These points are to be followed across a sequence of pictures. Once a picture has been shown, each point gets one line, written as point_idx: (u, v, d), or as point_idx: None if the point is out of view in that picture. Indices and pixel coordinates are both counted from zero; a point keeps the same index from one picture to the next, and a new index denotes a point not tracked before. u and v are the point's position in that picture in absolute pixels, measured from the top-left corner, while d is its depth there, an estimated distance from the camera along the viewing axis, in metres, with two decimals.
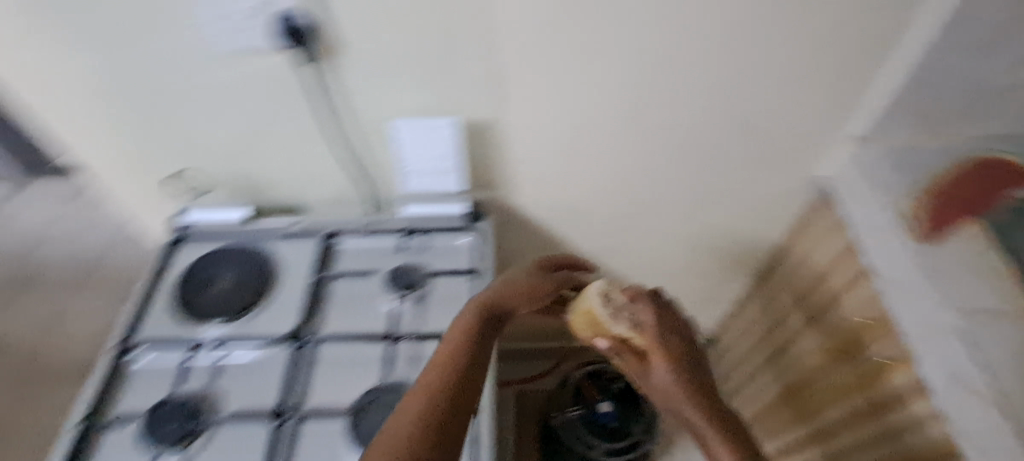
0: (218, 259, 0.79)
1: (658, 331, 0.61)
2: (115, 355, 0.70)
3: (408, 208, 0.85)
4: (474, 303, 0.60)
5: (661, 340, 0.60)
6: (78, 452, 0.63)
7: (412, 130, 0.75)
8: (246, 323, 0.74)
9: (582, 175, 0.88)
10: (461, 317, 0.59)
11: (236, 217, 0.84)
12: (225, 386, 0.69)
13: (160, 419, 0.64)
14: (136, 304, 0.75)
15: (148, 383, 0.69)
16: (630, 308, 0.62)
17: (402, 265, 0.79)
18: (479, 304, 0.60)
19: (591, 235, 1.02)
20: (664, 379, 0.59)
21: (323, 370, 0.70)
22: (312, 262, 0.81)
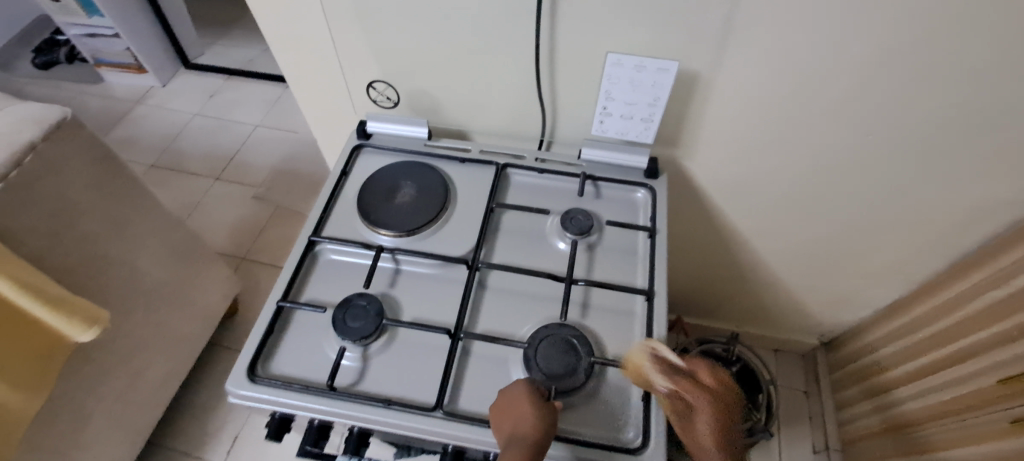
0: (398, 171, 0.81)
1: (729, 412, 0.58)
2: (309, 242, 0.74)
3: (585, 151, 0.82)
4: (524, 391, 0.58)
5: (711, 402, 0.58)
6: (273, 326, 0.67)
7: (615, 79, 0.72)
8: (421, 239, 0.76)
9: (770, 144, 0.82)
10: (513, 390, 0.59)
11: (417, 136, 0.86)
12: (403, 296, 0.72)
13: (349, 316, 0.67)
14: (325, 200, 0.78)
15: (333, 275, 0.73)
16: (666, 367, 0.61)
17: (577, 209, 0.77)
18: (531, 395, 0.58)
19: (752, 209, 0.97)
20: (705, 434, 0.56)
21: (493, 298, 0.72)
22: (486, 193, 0.81)
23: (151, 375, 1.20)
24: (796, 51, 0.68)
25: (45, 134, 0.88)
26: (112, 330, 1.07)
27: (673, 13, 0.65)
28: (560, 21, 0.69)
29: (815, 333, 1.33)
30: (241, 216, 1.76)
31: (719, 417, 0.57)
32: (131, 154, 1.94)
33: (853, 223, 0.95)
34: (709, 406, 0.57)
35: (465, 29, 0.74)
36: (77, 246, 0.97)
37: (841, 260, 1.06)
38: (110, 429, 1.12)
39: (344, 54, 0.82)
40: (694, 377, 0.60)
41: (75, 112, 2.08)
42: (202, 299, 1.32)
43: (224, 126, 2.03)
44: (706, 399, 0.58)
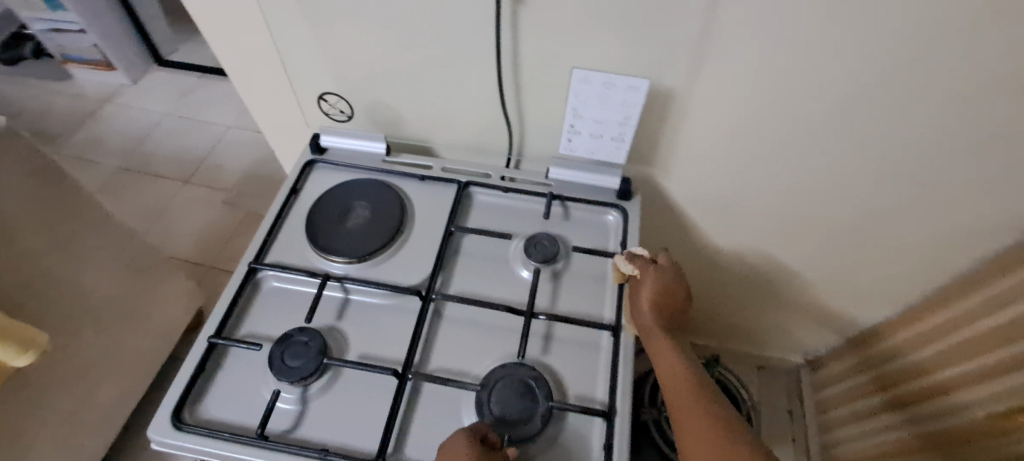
0: (352, 190, 0.75)
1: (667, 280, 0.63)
2: (249, 269, 0.68)
3: (554, 170, 0.76)
4: (465, 438, 0.53)
5: (659, 277, 0.63)
6: (204, 364, 0.62)
7: (582, 97, 0.67)
8: (373, 266, 0.70)
9: (751, 163, 0.77)
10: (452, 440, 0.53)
11: (375, 151, 0.80)
12: (350, 330, 0.66)
13: (287, 353, 0.61)
14: (270, 221, 0.72)
15: (274, 306, 0.67)
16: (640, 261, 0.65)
17: (542, 233, 0.72)
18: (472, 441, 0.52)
19: (733, 229, 0.92)
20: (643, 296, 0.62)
21: (448, 331, 0.66)
22: (446, 214, 0.75)
23: (102, 395, 1.13)
24: (777, 68, 0.63)
25: None
26: (56, 350, 1.00)
27: (643, 24, 0.60)
28: (522, 30, 0.64)
29: (799, 351, 1.28)
30: (210, 222, 1.70)
31: (668, 296, 0.63)
32: (97, 156, 1.87)
33: (838, 244, 0.91)
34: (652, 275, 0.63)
35: (423, 41, 0.69)
36: (13, 262, 0.90)
37: (826, 281, 1.01)
38: (56, 454, 1.06)
39: (293, 61, 0.76)
40: (657, 266, 0.64)
41: (41, 111, 2.00)
42: (161, 312, 1.25)
43: (196, 127, 1.95)
44: (662, 280, 0.63)
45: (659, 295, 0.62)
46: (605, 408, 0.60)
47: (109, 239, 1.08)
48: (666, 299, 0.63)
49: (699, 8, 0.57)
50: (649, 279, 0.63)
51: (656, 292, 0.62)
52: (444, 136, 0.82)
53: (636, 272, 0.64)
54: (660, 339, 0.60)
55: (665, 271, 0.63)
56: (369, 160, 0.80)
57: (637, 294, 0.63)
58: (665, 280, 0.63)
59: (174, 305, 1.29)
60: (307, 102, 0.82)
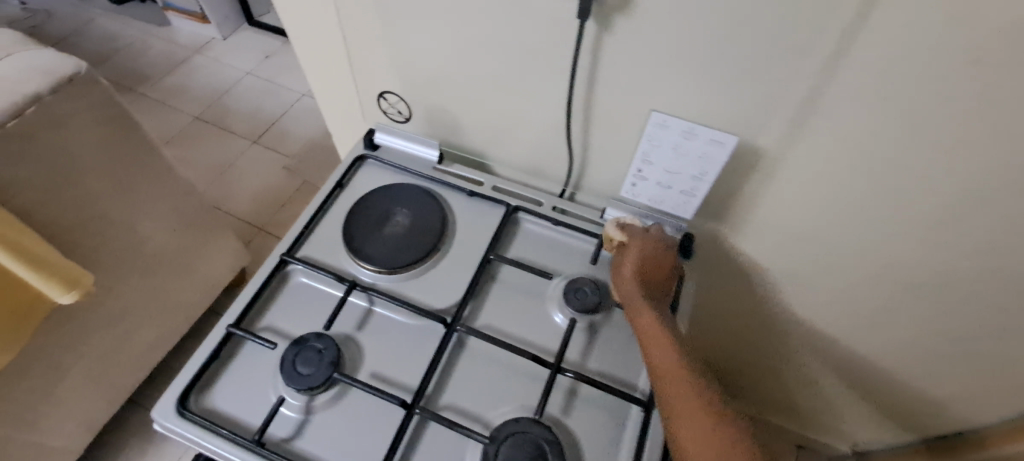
0: (397, 194, 0.72)
1: (655, 251, 0.62)
2: (280, 261, 0.66)
3: (611, 211, 0.69)
4: None
5: (644, 245, 0.63)
6: (217, 353, 0.60)
7: (658, 142, 0.60)
8: (403, 281, 0.66)
9: (838, 241, 0.68)
10: None
11: (428, 158, 0.77)
12: (368, 344, 0.63)
13: (299, 358, 0.59)
14: (310, 213, 0.71)
15: (298, 304, 0.65)
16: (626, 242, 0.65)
17: (585, 278, 0.66)
18: None
19: (801, 303, 0.82)
20: (627, 274, 0.61)
21: (468, 367, 0.62)
22: (488, 237, 0.70)
23: (139, 339, 1.17)
24: (894, 147, 0.53)
25: (53, 87, 0.84)
26: (102, 292, 1.04)
27: (742, 75, 0.52)
28: (602, 61, 0.58)
29: (847, 440, 1.16)
30: (268, 184, 1.74)
31: (655, 266, 0.62)
32: (179, 104, 1.96)
33: (920, 344, 0.79)
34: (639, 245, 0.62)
35: (497, 55, 0.64)
36: (75, 204, 0.93)
37: (898, 379, 0.89)
38: (89, 388, 1.10)
39: (360, 54, 0.73)
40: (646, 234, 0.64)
41: (138, 53, 2.11)
42: (205, 269, 1.28)
43: (272, 90, 2.01)
44: (649, 248, 0.62)
45: (646, 263, 0.62)
46: None
47: (167, 193, 1.11)
48: (653, 269, 0.62)
49: (815, 67, 0.49)
50: (639, 242, 0.63)
51: (641, 260, 0.62)
52: (501, 153, 0.78)
53: (624, 238, 0.64)
54: (644, 313, 0.57)
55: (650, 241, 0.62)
56: (421, 165, 0.77)
57: (623, 261, 0.63)
58: (653, 251, 0.62)
59: (221, 265, 1.33)
60: (369, 96, 0.79)
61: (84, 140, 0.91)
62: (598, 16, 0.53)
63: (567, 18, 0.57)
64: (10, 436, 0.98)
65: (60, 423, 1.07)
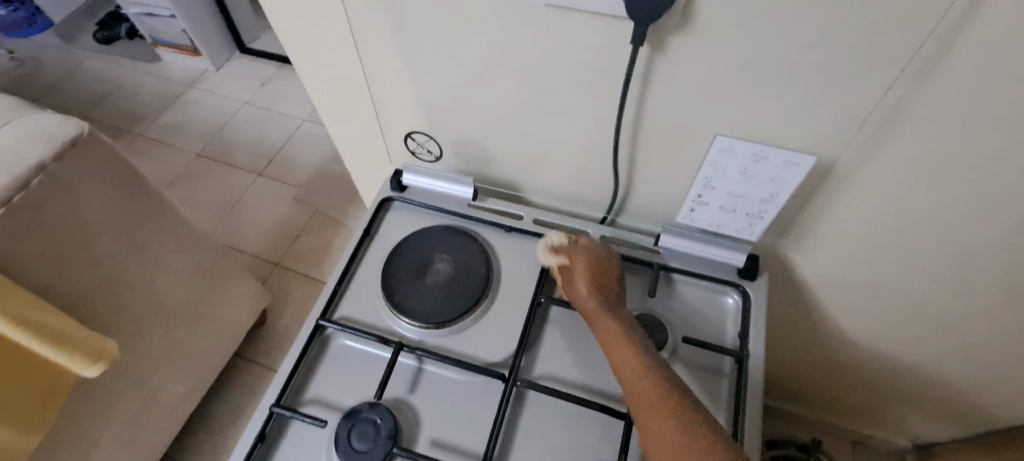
0: (433, 239, 0.67)
1: (597, 261, 0.57)
2: (318, 325, 0.62)
3: (666, 238, 0.65)
4: None
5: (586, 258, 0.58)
6: (264, 435, 0.56)
7: (721, 167, 0.56)
8: (451, 334, 0.62)
9: (912, 249, 0.63)
10: None
11: (462, 195, 0.72)
12: (423, 408, 0.58)
13: (355, 433, 0.55)
14: (343, 268, 0.66)
15: (343, 369, 0.61)
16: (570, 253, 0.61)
17: (647, 314, 0.61)
18: None
19: (864, 310, 0.77)
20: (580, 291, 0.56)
21: (533, 423, 0.57)
22: (535, 276, 0.66)
23: (168, 396, 1.13)
24: (987, 152, 0.49)
25: (57, 153, 0.80)
26: (127, 355, 1.00)
27: (816, 90, 0.48)
28: (654, 84, 0.53)
29: (907, 434, 1.11)
30: (279, 217, 1.70)
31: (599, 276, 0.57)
32: (179, 141, 1.91)
33: (999, 344, 0.74)
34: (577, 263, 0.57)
35: (531, 84, 0.60)
36: (91, 271, 0.88)
37: (969, 378, 0.85)
38: (123, 452, 1.06)
39: (381, 92, 0.69)
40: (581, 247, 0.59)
41: (132, 92, 2.07)
42: (228, 315, 1.25)
43: (272, 118, 1.96)
44: (590, 260, 0.57)
45: (593, 276, 0.57)
46: None
47: (182, 245, 1.07)
48: (603, 279, 0.57)
49: (901, 75, 0.45)
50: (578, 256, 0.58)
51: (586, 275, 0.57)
52: (537, 182, 0.73)
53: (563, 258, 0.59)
54: (605, 328, 0.54)
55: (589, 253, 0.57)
56: (454, 203, 0.72)
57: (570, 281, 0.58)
58: (593, 263, 0.57)
59: (242, 309, 1.29)
60: (392, 134, 0.75)
61: (94, 204, 0.86)
62: (651, 39, 0.49)
63: (612, 41, 0.52)
64: None
65: None
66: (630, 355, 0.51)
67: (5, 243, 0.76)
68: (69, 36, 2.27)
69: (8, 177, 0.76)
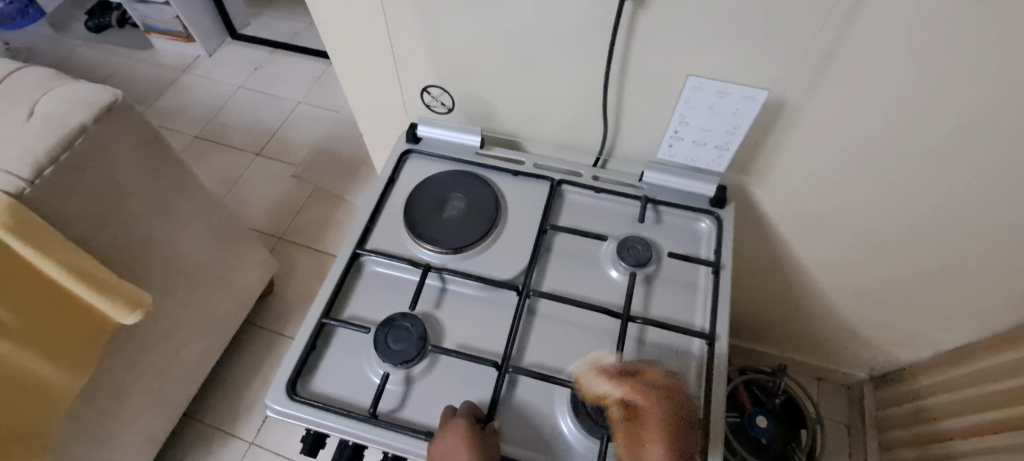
0: (448, 181, 0.77)
1: (671, 407, 0.60)
2: (353, 254, 0.71)
3: (649, 174, 0.76)
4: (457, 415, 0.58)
5: (662, 405, 0.60)
6: (313, 342, 0.65)
7: (692, 104, 0.67)
8: (470, 258, 0.72)
9: (853, 177, 0.75)
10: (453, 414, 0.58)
11: (469, 143, 0.82)
12: (447, 318, 0.68)
13: (391, 337, 0.64)
14: (371, 208, 0.76)
15: (377, 290, 0.70)
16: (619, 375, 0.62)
17: (634, 236, 0.72)
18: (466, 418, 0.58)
19: (820, 242, 0.90)
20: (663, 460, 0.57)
21: (542, 327, 0.68)
22: (539, 210, 0.76)
23: (190, 354, 1.21)
24: (907, 84, 0.60)
25: (96, 117, 0.87)
26: (156, 311, 1.08)
27: (770, 34, 0.58)
28: (638, 35, 0.64)
29: (865, 366, 1.25)
30: (280, 194, 1.77)
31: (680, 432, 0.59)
32: (177, 124, 1.96)
33: (930, 267, 0.87)
34: (647, 407, 0.59)
35: (531, 40, 0.69)
36: (123, 229, 0.96)
37: (913, 303, 0.97)
38: (151, 404, 1.14)
39: (398, 53, 0.78)
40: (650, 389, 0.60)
41: (126, 78, 2.11)
42: (242, 280, 1.32)
43: (267, 101, 2.02)
44: (655, 404, 0.59)
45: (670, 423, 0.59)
46: (700, 418, 0.61)
47: (203, 209, 1.14)
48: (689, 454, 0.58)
49: (835, 19, 0.56)
50: (651, 400, 0.60)
51: (663, 424, 0.58)
52: (536, 132, 0.83)
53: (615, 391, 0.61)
54: None
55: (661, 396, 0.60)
56: (464, 152, 0.82)
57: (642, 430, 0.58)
58: (670, 407, 0.60)
59: (252, 274, 1.36)
60: (407, 93, 0.84)
61: (127, 166, 0.94)
62: None
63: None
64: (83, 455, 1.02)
65: (127, 440, 1.11)
66: None
67: (53, 198, 0.84)
68: (60, 26, 2.30)
69: (53, 138, 0.83)
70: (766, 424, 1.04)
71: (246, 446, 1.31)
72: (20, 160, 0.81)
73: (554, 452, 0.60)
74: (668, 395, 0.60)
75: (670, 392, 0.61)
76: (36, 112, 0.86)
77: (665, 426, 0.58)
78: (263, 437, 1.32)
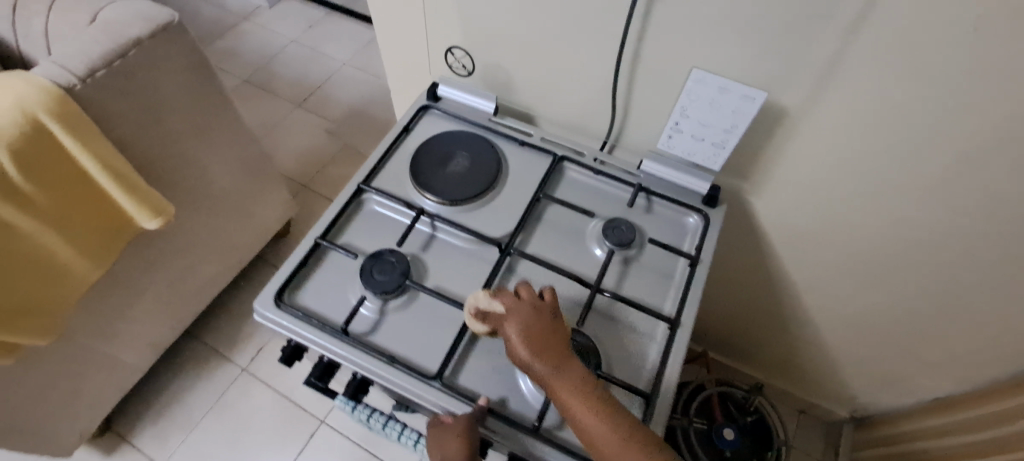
0: (457, 139, 0.82)
1: (543, 318, 0.57)
2: (357, 190, 0.76)
3: (648, 163, 0.79)
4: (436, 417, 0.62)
5: (523, 317, 0.56)
6: (306, 260, 0.71)
7: (694, 96, 0.69)
8: (463, 212, 0.76)
9: (847, 196, 0.76)
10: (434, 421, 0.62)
11: (484, 109, 0.86)
12: (431, 262, 0.73)
13: (376, 268, 0.69)
14: (381, 152, 0.81)
15: (372, 226, 0.75)
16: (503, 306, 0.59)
17: (622, 218, 0.75)
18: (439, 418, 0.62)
19: (809, 262, 0.91)
20: (514, 338, 0.55)
21: (518, 286, 0.72)
22: (537, 181, 0.80)
23: (202, 273, 1.29)
24: (910, 104, 0.61)
25: (152, 32, 0.94)
26: (179, 224, 1.15)
27: (777, 36, 0.61)
28: (654, 22, 0.67)
29: (847, 404, 1.24)
30: (312, 145, 1.85)
31: (544, 334, 0.55)
32: (228, 66, 2.06)
33: (917, 304, 0.87)
34: (514, 320, 0.56)
35: (553, 16, 0.73)
36: (160, 142, 1.03)
37: (900, 343, 0.97)
38: (158, 311, 1.22)
39: (430, 12, 0.82)
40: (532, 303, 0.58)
41: (190, 16, 2.23)
42: (262, 215, 1.40)
43: (315, 57, 2.10)
44: (526, 316, 0.56)
45: (532, 328, 0.55)
46: (647, 392, 0.63)
47: (235, 138, 1.21)
48: (546, 341, 0.55)
49: (840, 32, 0.58)
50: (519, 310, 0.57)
51: (524, 332, 0.55)
52: (549, 109, 0.87)
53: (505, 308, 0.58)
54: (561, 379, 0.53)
55: (523, 306, 0.57)
56: (478, 115, 0.86)
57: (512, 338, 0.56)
58: (528, 318, 0.56)
59: (274, 213, 1.44)
60: (436, 53, 0.88)
61: (171, 83, 1.01)
62: None
63: None
64: (91, 344, 1.10)
65: (131, 340, 1.19)
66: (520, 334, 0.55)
67: (100, 97, 0.90)
68: None
69: (112, 44, 0.91)
70: (732, 437, 1.05)
71: (239, 372, 1.39)
72: (77, 59, 0.87)
73: (504, 396, 0.64)
74: (532, 306, 0.57)
75: (543, 312, 0.57)
76: (98, 19, 0.94)
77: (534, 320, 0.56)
78: (255, 366, 1.40)
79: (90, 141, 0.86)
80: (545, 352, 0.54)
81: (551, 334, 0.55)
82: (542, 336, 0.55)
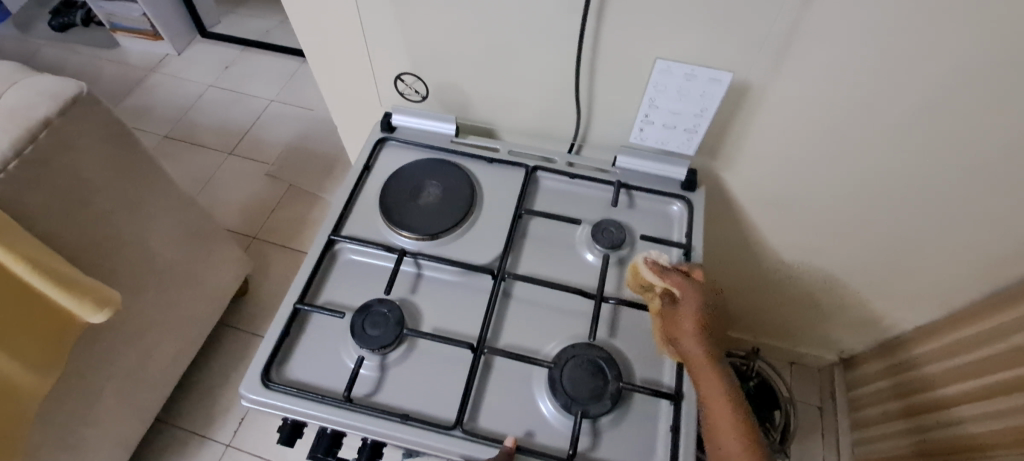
0: (423, 168, 0.78)
1: (707, 301, 0.64)
2: (328, 241, 0.71)
3: (622, 158, 0.78)
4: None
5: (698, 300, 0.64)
6: (289, 328, 0.65)
7: (661, 87, 0.69)
8: (446, 244, 0.72)
9: (814, 159, 0.78)
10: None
11: (444, 132, 0.82)
12: (423, 303, 0.68)
13: (368, 322, 0.64)
14: (346, 196, 0.76)
15: (352, 277, 0.70)
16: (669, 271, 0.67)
17: (608, 220, 0.73)
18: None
19: (785, 226, 0.93)
20: (687, 320, 0.62)
21: (519, 310, 0.69)
22: (515, 197, 0.77)
23: (163, 355, 1.18)
24: (866, 63, 0.63)
25: (60, 109, 0.85)
26: (127, 309, 1.05)
27: (733, 17, 0.61)
28: (608, 19, 0.65)
29: (835, 349, 1.29)
30: (255, 193, 1.74)
31: (709, 323, 0.63)
32: (145, 124, 1.91)
33: (892, 247, 0.91)
34: (689, 298, 0.64)
35: (503, 29, 0.70)
36: (91, 226, 0.93)
37: (878, 285, 1.01)
38: (122, 406, 1.11)
39: (370, 41, 0.77)
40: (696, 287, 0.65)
41: (91, 77, 2.05)
42: (217, 279, 1.30)
43: (239, 100, 1.98)
44: (697, 299, 0.64)
45: (703, 314, 0.63)
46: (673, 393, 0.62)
47: (174, 204, 1.11)
48: (709, 323, 0.63)
49: (793, 3, 0.58)
50: (690, 294, 0.64)
51: (694, 315, 0.63)
52: (510, 120, 0.84)
53: (665, 284, 0.65)
54: (708, 371, 0.60)
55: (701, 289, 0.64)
56: (439, 139, 0.82)
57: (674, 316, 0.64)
58: (704, 301, 0.64)
59: (229, 273, 1.35)
60: (382, 82, 0.84)
61: (93, 160, 0.91)
62: None
63: None
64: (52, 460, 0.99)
65: (98, 443, 1.08)
66: (691, 312, 0.63)
67: (13, 190, 0.81)
68: (22, 25, 2.23)
69: (16, 130, 0.81)
70: None
71: (222, 449, 1.29)
72: None
73: (529, 429, 0.61)
74: (700, 290, 0.65)
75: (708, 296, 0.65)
76: None
77: (703, 307, 0.63)
78: (240, 439, 1.30)
79: (10, 241, 0.76)
80: (707, 346, 0.61)
81: (716, 328, 0.63)
82: (711, 329, 0.62)
